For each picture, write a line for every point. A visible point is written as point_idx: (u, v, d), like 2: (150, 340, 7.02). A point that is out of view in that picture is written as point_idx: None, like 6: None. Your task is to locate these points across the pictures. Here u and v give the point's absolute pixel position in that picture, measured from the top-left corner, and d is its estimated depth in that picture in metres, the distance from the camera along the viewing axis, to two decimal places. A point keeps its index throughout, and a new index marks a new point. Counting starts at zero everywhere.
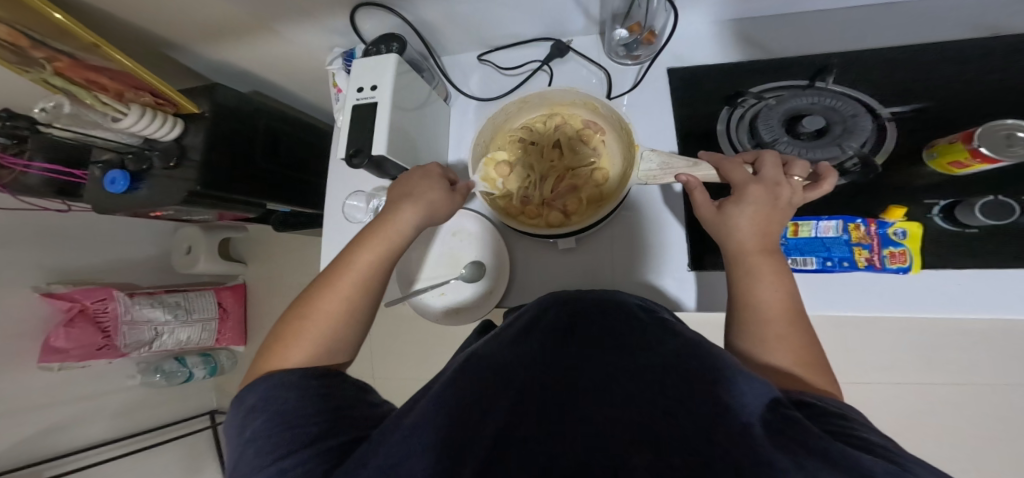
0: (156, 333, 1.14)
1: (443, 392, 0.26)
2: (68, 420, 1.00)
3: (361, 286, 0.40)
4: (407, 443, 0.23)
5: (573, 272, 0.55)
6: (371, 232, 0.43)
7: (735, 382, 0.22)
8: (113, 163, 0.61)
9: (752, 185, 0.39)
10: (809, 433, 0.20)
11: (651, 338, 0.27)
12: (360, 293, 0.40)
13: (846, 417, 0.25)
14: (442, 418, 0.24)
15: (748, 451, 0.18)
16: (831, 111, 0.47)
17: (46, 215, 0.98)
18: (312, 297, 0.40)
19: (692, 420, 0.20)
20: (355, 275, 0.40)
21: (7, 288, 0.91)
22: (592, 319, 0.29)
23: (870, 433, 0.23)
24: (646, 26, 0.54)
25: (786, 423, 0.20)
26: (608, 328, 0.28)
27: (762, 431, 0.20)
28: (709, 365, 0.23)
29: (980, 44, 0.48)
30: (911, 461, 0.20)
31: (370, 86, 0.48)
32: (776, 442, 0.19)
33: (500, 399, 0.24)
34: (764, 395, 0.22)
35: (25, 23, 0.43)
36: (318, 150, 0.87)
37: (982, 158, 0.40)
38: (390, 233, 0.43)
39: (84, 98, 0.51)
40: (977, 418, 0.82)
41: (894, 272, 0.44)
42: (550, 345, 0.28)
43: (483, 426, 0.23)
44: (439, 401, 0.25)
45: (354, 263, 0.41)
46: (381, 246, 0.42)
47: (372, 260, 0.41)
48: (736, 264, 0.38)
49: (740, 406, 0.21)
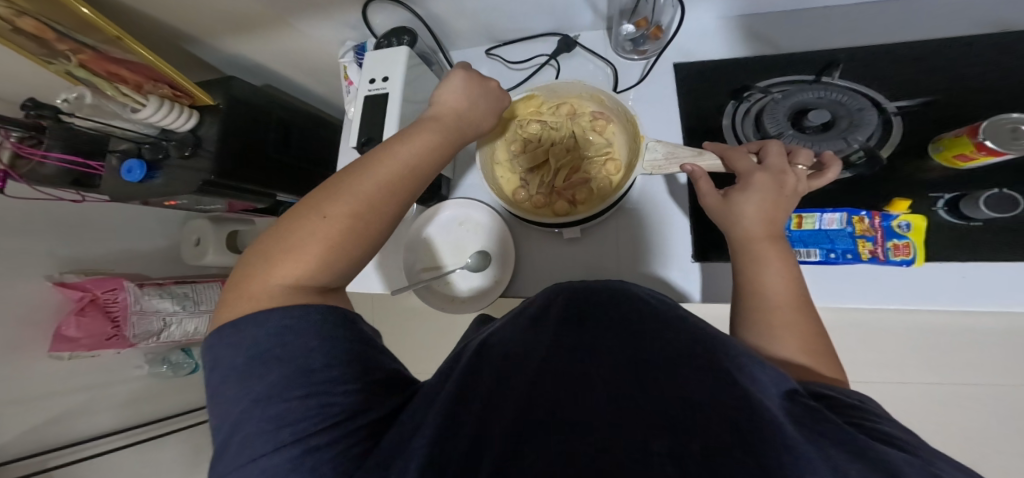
0: (164, 324, 1.16)
1: (470, 378, 0.28)
2: (78, 407, 1.03)
3: (380, 199, 0.38)
4: (446, 427, 0.24)
5: (579, 263, 0.55)
6: (398, 143, 0.41)
7: (755, 373, 0.23)
8: (132, 152, 0.62)
9: (757, 174, 0.40)
10: (833, 426, 0.21)
11: (666, 326, 0.27)
12: (380, 207, 0.38)
13: (859, 408, 0.26)
14: (474, 409, 0.25)
15: (780, 440, 0.19)
16: (837, 105, 0.48)
17: (60, 206, 1.00)
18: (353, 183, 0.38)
19: (720, 411, 0.21)
20: (375, 185, 0.38)
21: (22, 277, 0.94)
22: (606, 305, 0.30)
23: (887, 424, 0.24)
24: (653, 22, 0.55)
25: (807, 413, 0.22)
26: (623, 316, 0.29)
27: (787, 421, 0.21)
28: (729, 356, 0.24)
29: (991, 41, 0.48)
30: (928, 453, 0.21)
31: (381, 77, 0.49)
32: (803, 432, 0.20)
33: (518, 382, 0.26)
34: (781, 386, 0.24)
35: (52, 16, 0.45)
36: (329, 143, 0.89)
37: (987, 152, 0.40)
38: (422, 143, 0.42)
39: (105, 89, 0.53)
40: (981, 417, 0.82)
41: (897, 264, 0.44)
42: (565, 334, 0.28)
43: (504, 409, 0.24)
44: (470, 391, 0.27)
45: (378, 170, 0.39)
46: (410, 158, 0.41)
47: (402, 168, 0.40)
48: (744, 253, 0.38)
49: (762, 395, 0.22)
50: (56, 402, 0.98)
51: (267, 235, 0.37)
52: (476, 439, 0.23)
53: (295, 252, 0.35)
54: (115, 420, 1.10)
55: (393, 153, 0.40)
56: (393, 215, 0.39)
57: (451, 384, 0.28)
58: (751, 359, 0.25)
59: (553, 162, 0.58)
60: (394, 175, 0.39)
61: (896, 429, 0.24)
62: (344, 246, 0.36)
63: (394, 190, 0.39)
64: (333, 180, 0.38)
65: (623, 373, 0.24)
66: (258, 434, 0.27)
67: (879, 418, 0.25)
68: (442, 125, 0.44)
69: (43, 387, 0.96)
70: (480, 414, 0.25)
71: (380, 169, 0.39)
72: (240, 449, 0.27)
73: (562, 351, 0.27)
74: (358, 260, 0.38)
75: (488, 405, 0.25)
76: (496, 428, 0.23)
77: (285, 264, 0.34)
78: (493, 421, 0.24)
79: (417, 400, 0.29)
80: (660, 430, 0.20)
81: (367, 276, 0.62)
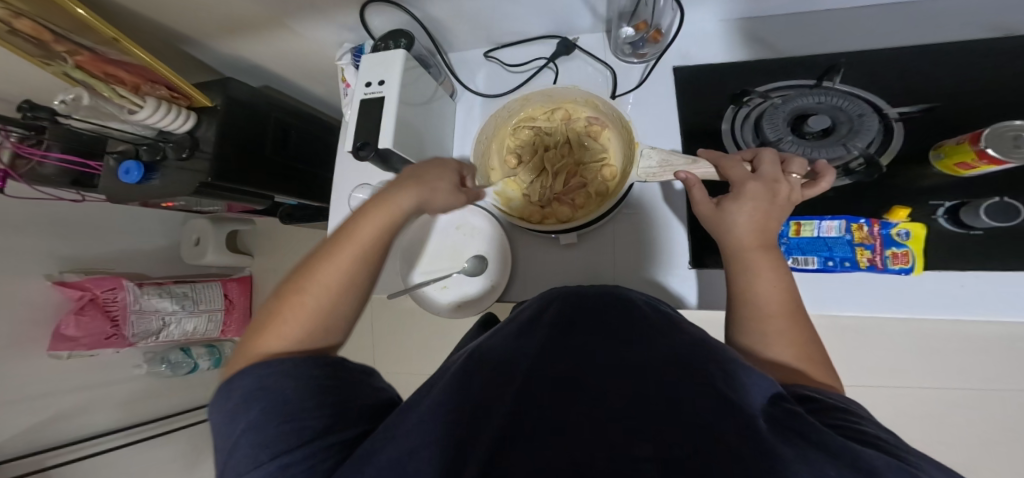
0: (163, 324, 1.16)
1: (456, 385, 0.28)
2: (73, 408, 1.02)
3: (345, 277, 0.37)
4: (432, 438, 0.24)
5: (577, 268, 0.55)
6: (353, 224, 0.39)
7: (739, 377, 0.23)
8: (128, 154, 0.62)
9: (750, 183, 0.39)
10: (813, 426, 0.21)
11: (648, 338, 0.28)
12: (338, 286, 0.37)
13: (845, 411, 0.26)
14: (458, 423, 0.24)
15: (756, 441, 0.19)
16: (838, 111, 0.46)
17: (60, 205, 1.01)
18: (315, 264, 0.37)
19: (700, 414, 0.20)
20: (329, 273, 0.37)
21: (20, 276, 0.94)
22: (592, 320, 0.31)
23: (872, 427, 0.24)
24: (652, 25, 0.54)
25: (790, 416, 0.22)
26: (606, 330, 0.29)
27: (765, 424, 0.21)
28: (716, 363, 0.24)
29: (994, 45, 0.48)
30: (916, 457, 0.21)
31: (378, 81, 0.49)
32: (779, 434, 0.20)
33: (506, 388, 0.25)
34: (766, 390, 0.24)
35: (49, 18, 0.45)
36: (327, 144, 0.88)
37: (988, 159, 0.39)
38: (376, 219, 0.39)
39: (102, 90, 0.52)
40: (984, 424, 0.81)
41: (897, 272, 0.44)
42: (544, 347, 0.28)
43: (490, 416, 0.24)
44: (452, 400, 0.26)
45: (338, 253, 0.37)
46: (364, 236, 0.38)
47: (358, 248, 0.38)
48: (736, 262, 0.38)
49: (745, 401, 0.22)
50: (54, 401, 0.98)
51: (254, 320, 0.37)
52: (459, 447, 0.23)
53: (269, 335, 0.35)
54: (115, 418, 1.11)
55: (345, 238, 0.38)
56: (355, 291, 0.38)
57: (437, 390, 0.28)
58: (740, 365, 0.25)
59: (550, 168, 0.58)
60: (354, 254, 0.38)
61: (882, 432, 0.23)
62: (306, 334, 0.35)
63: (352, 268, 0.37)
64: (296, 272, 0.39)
65: (612, 380, 0.24)
66: (245, 454, 0.27)
67: (866, 420, 0.25)
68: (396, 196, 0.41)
69: (42, 386, 0.96)
70: (465, 422, 0.24)
71: (334, 257, 0.37)
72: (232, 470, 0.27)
73: (551, 360, 0.27)
74: (334, 324, 0.37)
75: (473, 413, 0.25)
76: (482, 433, 0.23)
77: (246, 362, 0.33)
78: (478, 426, 0.23)
79: (403, 405, 0.28)
80: (647, 429, 0.20)
81: None
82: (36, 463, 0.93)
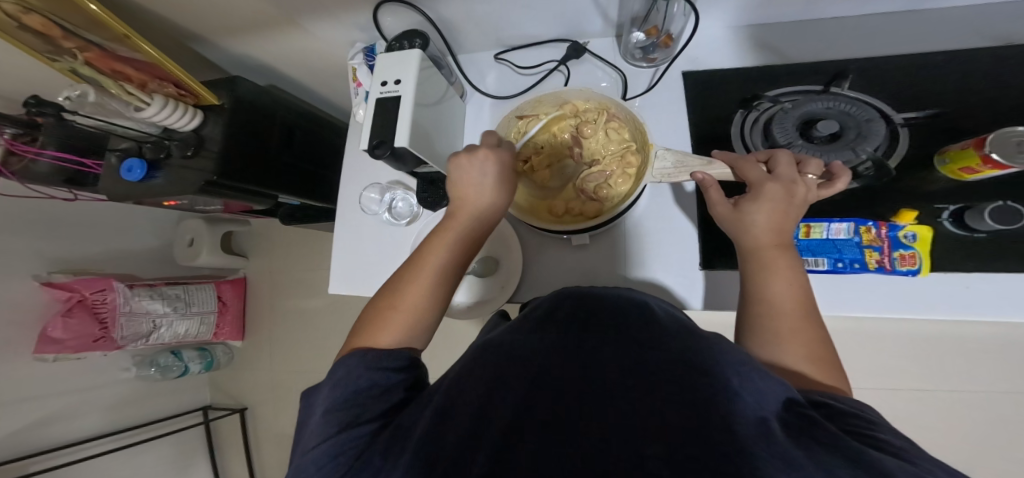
0: (154, 326, 1.14)
1: (464, 378, 0.28)
2: (60, 413, 1.01)
3: (432, 288, 0.42)
4: (439, 425, 0.26)
5: (586, 269, 0.56)
6: (421, 254, 0.44)
7: (751, 379, 0.24)
8: (131, 151, 0.60)
9: (768, 184, 0.40)
10: (830, 433, 0.22)
11: (667, 338, 0.26)
12: (421, 324, 0.41)
13: (859, 416, 0.26)
14: (464, 414, 0.25)
15: (769, 448, 0.20)
16: (846, 115, 0.48)
17: (48, 203, 0.99)
18: (401, 282, 0.42)
19: (710, 422, 0.21)
20: (410, 303, 0.41)
21: (8, 276, 0.93)
22: (608, 314, 0.28)
23: (886, 433, 0.24)
24: (663, 30, 0.55)
25: (804, 420, 0.23)
26: (623, 327, 0.27)
27: (779, 428, 0.22)
28: (723, 371, 0.24)
29: (995, 56, 0.49)
30: (924, 460, 0.22)
31: (394, 80, 0.49)
32: (796, 440, 0.21)
33: (514, 386, 0.25)
34: (781, 394, 0.24)
35: (62, 13, 0.45)
36: (332, 143, 0.88)
37: (992, 165, 0.41)
38: (440, 252, 0.44)
39: (109, 87, 0.52)
40: (981, 423, 0.83)
41: (904, 274, 0.45)
42: (559, 345, 0.27)
43: (498, 414, 0.24)
44: (459, 392, 0.27)
45: (420, 272, 0.43)
46: (430, 267, 0.43)
47: (433, 273, 0.43)
48: (750, 262, 0.39)
49: (758, 404, 0.23)
50: (37, 407, 0.97)
51: (365, 321, 0.41)
52: (464, 441, 0.24)
53: (382, 325, 0.39)
54: (103, 423, 1.10)
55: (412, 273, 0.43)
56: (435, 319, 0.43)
57: (449, 384, 0.29)
58: (756, 369, 0.25)
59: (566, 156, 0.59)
60: (434, 274, 0.43)
61: (896, 438, 0.24)
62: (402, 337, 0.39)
63: (432, 293, 0.42)
64: (365, 316, 0.42)
65: (620, 382, 0.24)
66: (305, 447, 0.32)
67: (880, 427, 0.25)
68: (459, 225, 0.46)
69: (29, 389, 0.95)
70: (472, 417, 0.25)
71: (411, 291, 0.41)
72: (296, 459, 0.32)
73: (561, 361, 0.26)
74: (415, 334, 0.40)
75: (480, 408, 0.25)
76: (490, 432, 0.23)
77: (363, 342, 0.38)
78: (486, 422, 0.24)
79: (418, 401, 0.30)
80: (653, 433, 0.21)
81: (371, 279, 0.62)
82: (20, 469, 0.93)
